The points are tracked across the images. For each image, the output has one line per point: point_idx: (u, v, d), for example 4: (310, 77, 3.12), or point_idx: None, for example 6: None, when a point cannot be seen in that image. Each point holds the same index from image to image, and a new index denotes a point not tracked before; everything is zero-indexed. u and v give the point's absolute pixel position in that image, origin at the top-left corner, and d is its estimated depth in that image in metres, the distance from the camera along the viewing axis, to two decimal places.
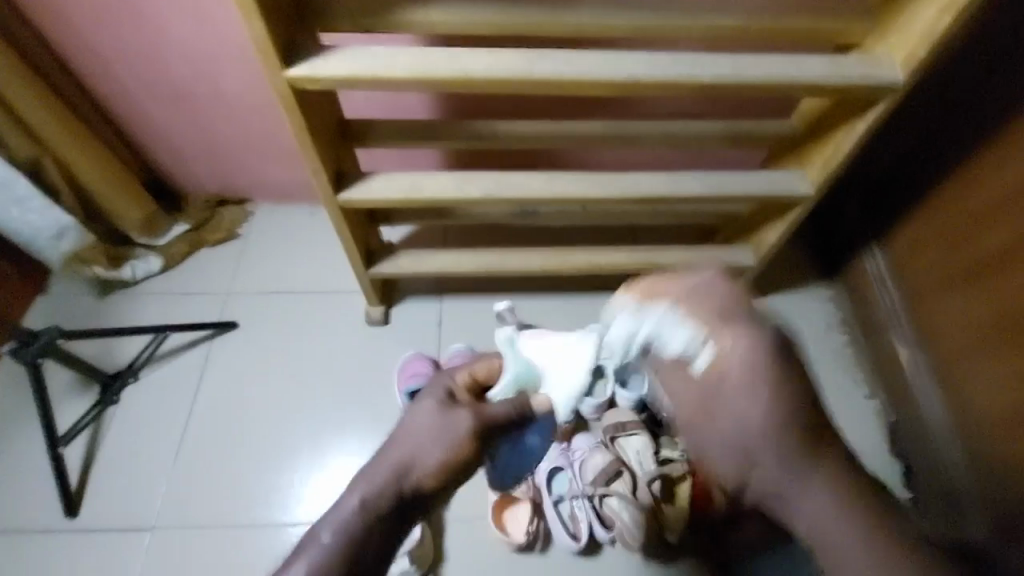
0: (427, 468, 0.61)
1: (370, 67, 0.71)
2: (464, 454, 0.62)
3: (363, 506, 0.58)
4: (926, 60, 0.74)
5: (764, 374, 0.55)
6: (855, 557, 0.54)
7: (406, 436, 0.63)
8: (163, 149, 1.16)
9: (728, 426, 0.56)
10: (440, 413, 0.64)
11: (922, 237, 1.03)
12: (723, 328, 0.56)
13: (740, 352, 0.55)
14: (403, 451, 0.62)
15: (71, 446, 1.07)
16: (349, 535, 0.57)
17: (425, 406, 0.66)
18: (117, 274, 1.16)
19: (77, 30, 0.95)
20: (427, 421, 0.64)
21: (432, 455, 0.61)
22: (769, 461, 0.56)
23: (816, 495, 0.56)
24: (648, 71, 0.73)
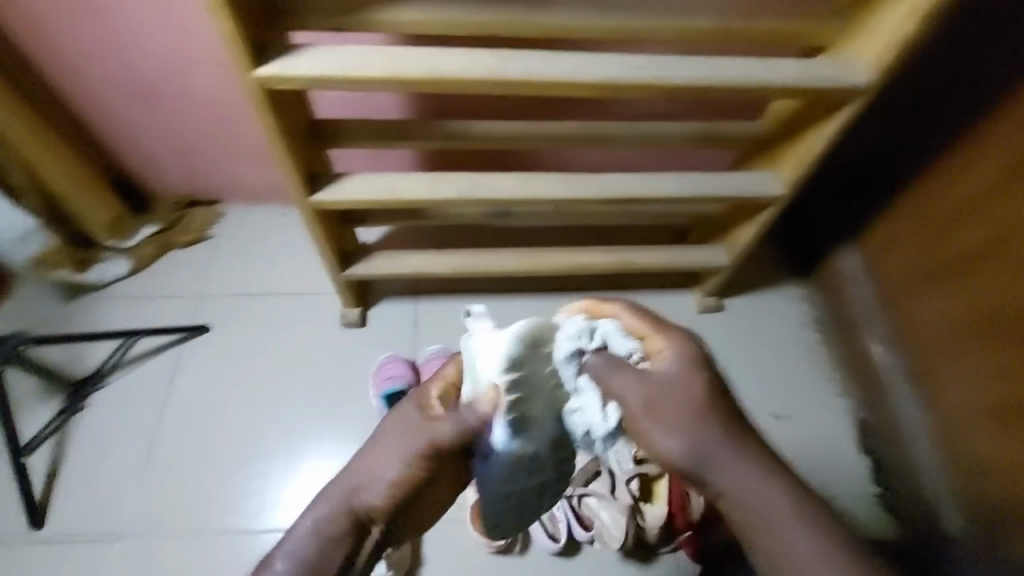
0: (380, 492, 0.64)
1: (341, 67, 0.70)
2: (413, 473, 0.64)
3: (316, 528, 0.63)
4: (893, 63, 0.75)
5: (695, 367, 0.66)
6: (781, 518, 0.63)
7: (365, 457, 0.66)
8: (132, 148, 1.13)
9: (676, 411, 0.63)
10: (395, 435, 0.65)
11: (894, 236, 1.05)
12: (658, 333, 0.67)
13: (674, 351, 0.66)
14: (360, 473, 0.65)
15: (35, 456, 1.03)
16: (302, 556, 0.63)
17: (389, 423, 0.66)
18: (83, 278, 1.14)
19: (37, 25, 0.92)
20: (383, 443, 0.65)
21: (383, 479, 0.64)
22: (711, 436, 0.65)
23: (745, 468, 0.65)
24: (622, 72, 0.73)
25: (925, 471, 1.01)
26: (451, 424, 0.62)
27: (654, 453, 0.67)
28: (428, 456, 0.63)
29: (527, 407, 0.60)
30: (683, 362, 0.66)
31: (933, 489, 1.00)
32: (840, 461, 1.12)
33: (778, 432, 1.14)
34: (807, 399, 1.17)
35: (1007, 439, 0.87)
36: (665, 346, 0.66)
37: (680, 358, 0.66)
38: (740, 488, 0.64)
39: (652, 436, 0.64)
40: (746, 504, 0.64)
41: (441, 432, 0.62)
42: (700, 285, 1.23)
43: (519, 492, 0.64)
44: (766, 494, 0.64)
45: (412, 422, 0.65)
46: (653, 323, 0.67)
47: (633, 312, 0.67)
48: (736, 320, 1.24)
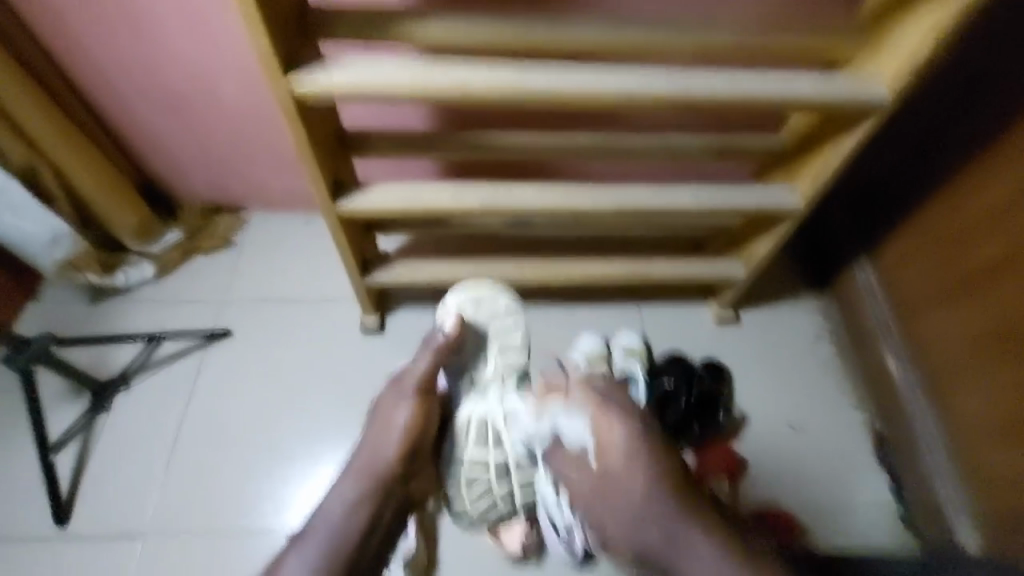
0: (391, 454, 0.78)
1: (370, 80, 0.72)
2: (412, 433, 0.80)
3: (346, 501, 0.74)
4: (913, 80, 0.76)
5: (635, 452, 0.71)
6: None
7: (373, 430, 0.81)
8: (160, 155, 1.16)
9: (617, 509, 0.72)
10: (389, 399, 0.83)
11: (913, 250, 1.05)
12: (602, 415, 0.75)
13: (617, 432, 0.73)
14: (373, 442, 0.80)
15: (61, 455, 1.05)
16: (338, 527, 0.72)
17: (382, 401, 0.83)
18: (110, 281, 1.16)
19: (77, 38, 0.96)
20: (384, 420, 0.81)
21: (394, 431, 0.80)
22: (654, 526, 0.68)
23: (701, 559, 0.65)
24: (643, 87, 0.75)
25: (944, 489, 1.01)
26: (423, 359, 0.84)
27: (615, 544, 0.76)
28: (419, 396, 0.82)
29: (468, 364, 0.91)
30: (630, 444, 0.72)
31: (954, 509, 0.99)
32: (857, 476, 1.11)
33: (794, 446, 1.13)
34: (823, 414, 1.17)
35: None
36: (614, 424, 0.74)
37: (624, 444, 0.72)
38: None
39: (604, 523, 0.74)
40: None
41: (419, 369, 0.83)
42: (716, 296, 1.23)
43: (473, 464, 0.86)
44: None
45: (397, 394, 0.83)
46: (605, 403, 0.76)
47: (593, 394, 0.77)
48: (750, 332, 1.24)
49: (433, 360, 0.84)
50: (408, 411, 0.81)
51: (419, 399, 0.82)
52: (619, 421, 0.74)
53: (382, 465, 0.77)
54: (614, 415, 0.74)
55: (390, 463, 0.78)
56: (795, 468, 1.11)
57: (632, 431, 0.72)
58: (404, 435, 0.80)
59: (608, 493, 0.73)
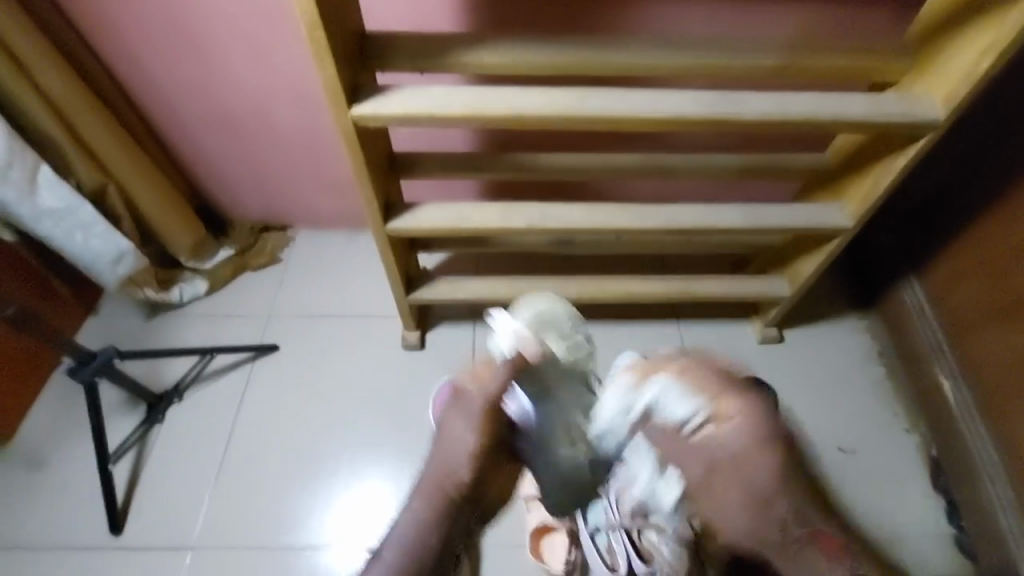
0: (462, 463, 0.76)
1: (426, 107, 0.75)
2: (484, 443, 0.76)
3: (420, 513, 0.76)
4: (969, 98, 0.75)
5: (765, 440, 0.75)
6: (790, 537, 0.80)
7: (440, 442, 0.79)
8: (215, 177, 1.21)
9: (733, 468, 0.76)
10: (456, 415, 0.77)
11: (966, 268, 1.02)
12: (726, 396, 0.74)
13: (738, 415, 0.73)
14: (446, 450, 0.77)
15: (118, 465, 1.09)
16: (412, 540, 0.74)
17: (453, 409, 0.77)
18: (166, 297, 1.21)
19: (145, 68, 1.02)
20: (455, 428, 0.77)
21: (461, 441, 0.76)
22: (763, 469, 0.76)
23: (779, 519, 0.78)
24: (692, 108, 0.76)
25: (1005, 516, 0.95)
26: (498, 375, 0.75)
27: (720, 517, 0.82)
28: (485, 415, 0.75)
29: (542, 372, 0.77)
30: (750, 414, 0.74)
31: (1014, 538, 0.94)
32: (909, 504, 1.07)
33: (843, 470, 1.10)
34: (873, 438, 1.13)
35: None
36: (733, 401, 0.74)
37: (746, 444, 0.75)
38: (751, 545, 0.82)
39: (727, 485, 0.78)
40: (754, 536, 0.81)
41: (490, 387, 0.74)
42: (760, 315, 1.21)
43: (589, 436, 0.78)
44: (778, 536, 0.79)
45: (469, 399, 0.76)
46: (723, 385, 0.74)
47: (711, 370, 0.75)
48: (796, 352, 1.22)
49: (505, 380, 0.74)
50: (473, 433, 0.75)
51: (486, 417, 0.75)
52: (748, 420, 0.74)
53: (450, 483, 0.76)
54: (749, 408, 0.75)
55: (457, 482, 0.76)
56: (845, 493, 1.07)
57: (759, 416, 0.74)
58: (475, 443, 0.76)
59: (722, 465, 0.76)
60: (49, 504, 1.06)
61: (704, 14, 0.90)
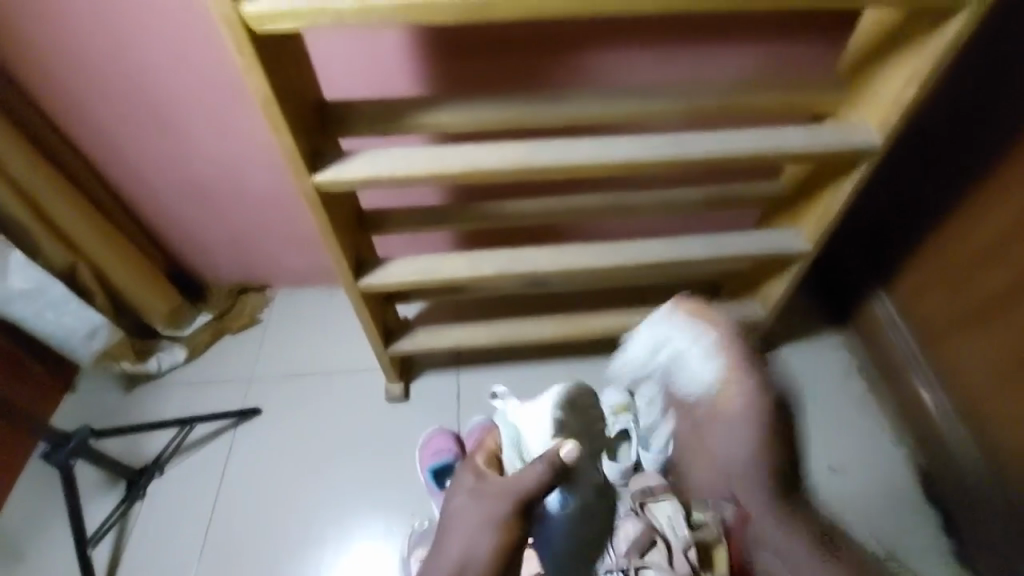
0: (481, 557, 0.66)
1: (388, 169, 0.78)
2: (508, 537, 0.67)
3: None
4: (901, 123, 0.79)
5: None
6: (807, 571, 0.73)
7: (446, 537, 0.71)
8: (189, 244, 1.22)
9: None
10: (470, 506, 0.70)
11: (928, 279, 1.05)
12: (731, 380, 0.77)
13: None
14: (458, 535, 0.69)
15: (97, 548, 1.06)
16: None
17: (464, 499, 0.72)
18: (143, 367, 1.19)
19: (115, 146, 1.04)
20: (468, 511, 0.70)
21: (483, 530, 0.67)
22: None
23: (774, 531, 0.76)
24: (643, 152, 0.79)
25: (1000, 521, 0.96)
26: (530, 474, 0.68)
27: None
28: (512, 507, 0.68)
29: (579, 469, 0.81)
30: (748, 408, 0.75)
31: (1016, 542, 0.94)
32: (902, 517, 1.07)
33: (834, 488, 1.10)
34: (860, 453, 1.14)
35: None
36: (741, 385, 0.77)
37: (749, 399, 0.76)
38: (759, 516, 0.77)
39: None
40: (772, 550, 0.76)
41: (521, 481, 0.68)
42: None
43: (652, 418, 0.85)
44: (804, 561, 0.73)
45: (485, 490, 0.71)
46: (738, 374, 0.76)
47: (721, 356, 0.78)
48: (777, 374, 1.23)
49: (539, 479, 0.68)
50: (494, 527, 0.67)
51: (509, 513, 0.68)
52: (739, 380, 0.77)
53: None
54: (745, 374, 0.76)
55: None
56: (840, 514, 1.07)
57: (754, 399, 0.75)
58: (496, 535, 0.67)
59: None
60: None
61: (649, 63, 0.95)
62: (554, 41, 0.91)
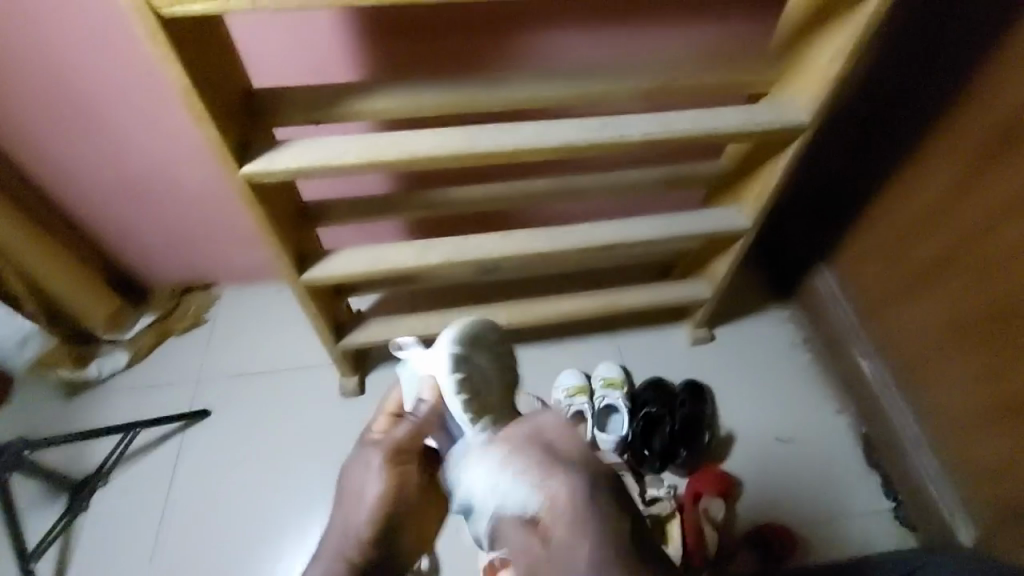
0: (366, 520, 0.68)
1: (321, 158, 0.76)
2: (392, 486, 0.68)
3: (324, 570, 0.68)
4: (828, 102, 0.82)
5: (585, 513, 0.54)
6: None
7: (343, 499, 0.71)
8: (125, 243, 1.17)
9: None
10: (362, 461, 0.70)
11: (864, 252, 1.10)
12: (551, 467, 0.57)
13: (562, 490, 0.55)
14: (346, 502, 0.70)
15: (41, 563, 1.02)
16: None
17: (351, 462, 0.72)
18: (83, 373, 1.15)
19: (37, 142, 0.98)
20: (355, 474, 0.70)
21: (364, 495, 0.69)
22: None
23: None
24: (582, 135, 0.79)
25: (930, 480, 1.02)
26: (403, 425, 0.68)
27: None
28: (390, 464, 0.68)
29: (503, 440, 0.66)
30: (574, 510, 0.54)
31: (944, 497, 1.00)
32: (846, 480, 1.12)
33: (782, 458, 1.14)
34: (808, 421, 1.18)
35: (1006, 440, 0.89)
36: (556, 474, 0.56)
37: (573, 499, 0.55)
38: None
39: None
40: None
41: (393, 436, 0.68)
42: (689, 317, 1.26)
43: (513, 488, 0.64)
44: None
45: (366, 450, 0.70)
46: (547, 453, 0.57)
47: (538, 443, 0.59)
48: (726, 349, 1.26)
49: (415, 426, 0.66)
50: (376, 483, 0.68)
51: (386, 465, 0.68)
52: (566, 467, 0.56)
53: (354, 543, 0.68)
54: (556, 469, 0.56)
55: (361, 540, 0.68)
56: (787, 481, 1.12)
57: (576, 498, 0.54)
58: (378, 491, 0.68)
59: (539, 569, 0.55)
60: None
61: (589, 42, 0.95)
62: (490, 23, 0.90)
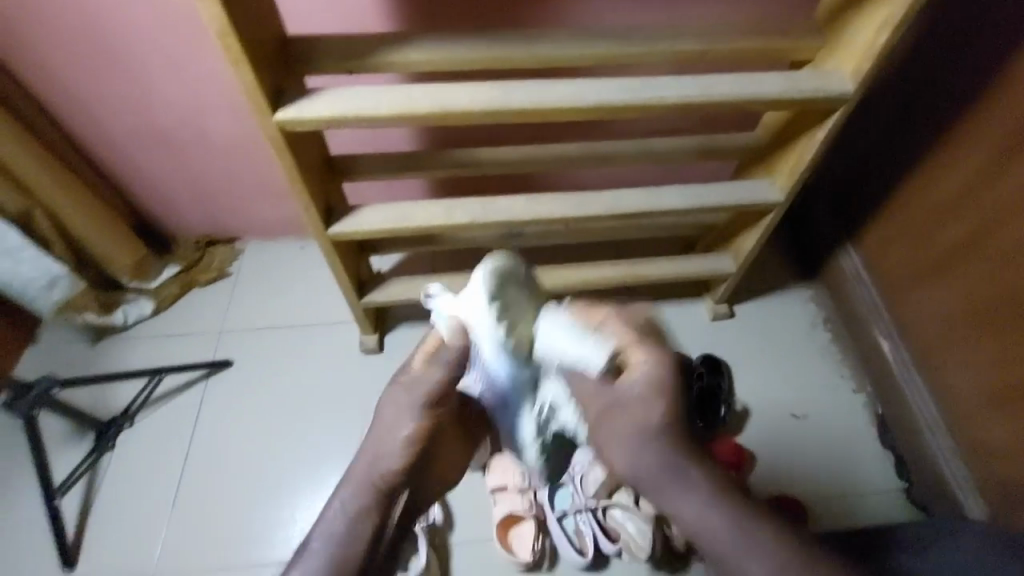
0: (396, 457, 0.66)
1: (353, 108, 0.75)
2: (427, 423, 0.67)
3: (347, 508, 0.65)
4: (875, 71, 0.79)
5: (663, 393, 0.60)
6: (723, 535, 0.58)
7: (370, 438, 0.69)
8: (149, 193, 1.17)
9: (627, 431, 0.60)
10: (393, 398, 0.68)
11: (892, 233, 1.08)
12: (639, 346, 0.61)
13: (648, 368, 0.60)
14: (374, 440, 0.68)
15: (68, 497, 1.06)
16: (342, 532, 0.63)
17: (382, 399, 0.70)
18: (109, 320, 1.17)
19: (65, 85, 0.98)
20: (387, 412, 0.68)
21: (395, 431, 0.67)
22: (646, 474, 0.60)
23: (699, 510, 0.58)
24: (619, 95, 0.77)
25: (943, 460, 1.02)
26: (439, 365, 0.66)
27: (610, 462, 0.64)
28: (426, 402, 0.67)
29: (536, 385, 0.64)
30: (652, 384, 0.60)
31: (953, 479, 1.00)
32: (857, 458, 1.13)
33: (796, 434, 1.15)
34: (823, 399, 1.18)
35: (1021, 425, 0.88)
36: (643, 355, 0.61)
37: (651, 377, 0.60)
38: (698, 523, 0.59)
39: (607, 444, 0.62)
40: (691, 531, 0.60)
41: (430, 376, 0.67)
42: (710, 293, 1.25)
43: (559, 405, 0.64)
44: (732, 540, 0.57)
45: (400, 388, 0.69)
46: (639, 335, 0.62)
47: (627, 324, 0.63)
48: (745, 326, 1.26)
49: (450, 368, 0.66)
50: (410, 420, 0.67)
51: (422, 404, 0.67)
52: (649, 349, 0.61)
53: (381, 482, 0.66)
54: (644, 350, 0.61)
55: (389, 476, 0.66)
56: (798, 460, 1.12)
57: (654, 377, 0.60)
58: (410, 428, 0.67)
59: (615, 417, 0.61)
60: None
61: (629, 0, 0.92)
62: None
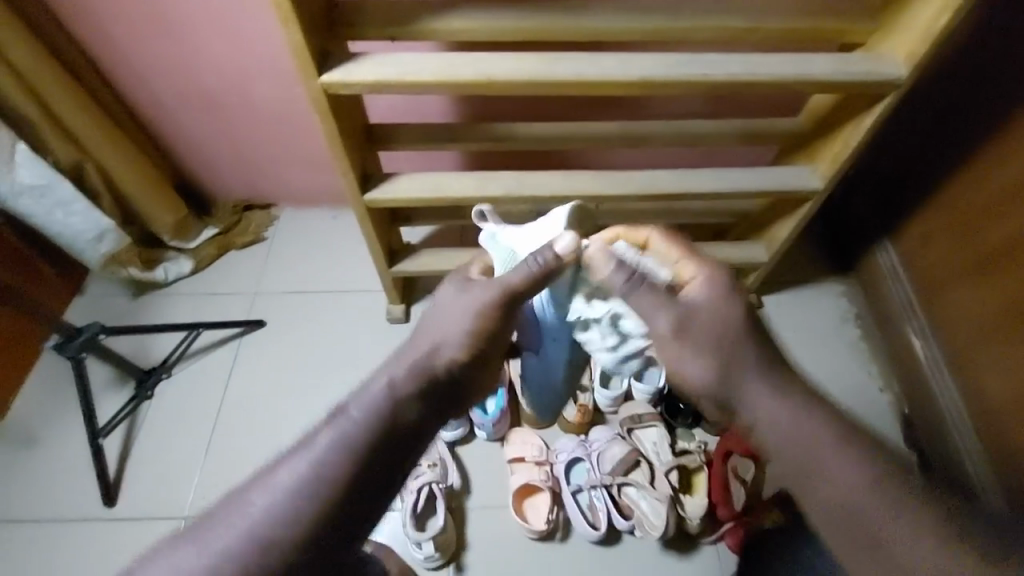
0: (456, 346, 0.58)
1: (395, 73, 0.75)
2: (494, 318, 0.60)
3: (395, 384, 0.54)
4: (930, 56, 0.76)
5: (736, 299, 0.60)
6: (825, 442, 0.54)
7: (422, 330, 0.61)
8: (192, 155, 1.21)
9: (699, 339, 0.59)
10: (457, 294, 0.62)
11: (933, 230, 1.04)
12: (694, 260, 0.62)
13: (708, 280, 0.60)
14: (432, 327, 0.60)
15: (109, 439, 1.12)
16: (384, 408, 0.52)
17: (444, 295, 0.63)
18: (151, 276, 1.22)
19: (117, 44, 1.01)
20: (451, 303, 0.61)
21: (461, 316, 0.59)
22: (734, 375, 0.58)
23: (792, 413, 0.56)
24: (662, 71, 0.76)
25: (968, 457, 1.00)
26: (521, 268, 0.60)
27: (680, 376, 0.62)
28: (501, 297, 0.60)
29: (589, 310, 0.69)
30: (717, 296, 0.60)
31: (976, 477, 0.98)
32: None
33: None
34: (848, 394, 1.16)
35: None
36: (700, 273, 0.61)
37: (716, 291, 0.60)
38: (784, 425, 0.56)
39: (675, 351, 0.61)
40: (780, 436, 0.56)
41: (512, 275, 0.60)
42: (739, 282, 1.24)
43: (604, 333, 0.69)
44: (831, 447, 0.53)
45: (468, 286, 0.63)
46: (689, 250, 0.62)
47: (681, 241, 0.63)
48: (773, 317, 1.24)
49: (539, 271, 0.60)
50: (478, 310, 0.60)
51: (495, 300, 0.60)
52: (705, 267, 0.61)
53: (435, 368, 0.57)
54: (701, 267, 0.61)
55: (446, 362, 0.57)
56: None
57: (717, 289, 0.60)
58: (478, 319, 0.60)
59: (688, 325, 0.60)
60: (45, 477, 1.09)
61: None
62: None
